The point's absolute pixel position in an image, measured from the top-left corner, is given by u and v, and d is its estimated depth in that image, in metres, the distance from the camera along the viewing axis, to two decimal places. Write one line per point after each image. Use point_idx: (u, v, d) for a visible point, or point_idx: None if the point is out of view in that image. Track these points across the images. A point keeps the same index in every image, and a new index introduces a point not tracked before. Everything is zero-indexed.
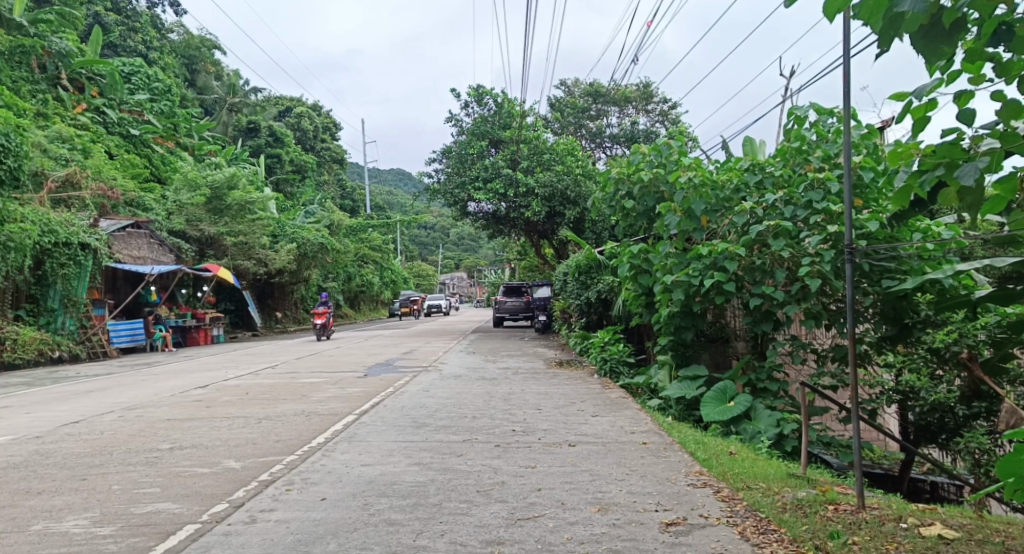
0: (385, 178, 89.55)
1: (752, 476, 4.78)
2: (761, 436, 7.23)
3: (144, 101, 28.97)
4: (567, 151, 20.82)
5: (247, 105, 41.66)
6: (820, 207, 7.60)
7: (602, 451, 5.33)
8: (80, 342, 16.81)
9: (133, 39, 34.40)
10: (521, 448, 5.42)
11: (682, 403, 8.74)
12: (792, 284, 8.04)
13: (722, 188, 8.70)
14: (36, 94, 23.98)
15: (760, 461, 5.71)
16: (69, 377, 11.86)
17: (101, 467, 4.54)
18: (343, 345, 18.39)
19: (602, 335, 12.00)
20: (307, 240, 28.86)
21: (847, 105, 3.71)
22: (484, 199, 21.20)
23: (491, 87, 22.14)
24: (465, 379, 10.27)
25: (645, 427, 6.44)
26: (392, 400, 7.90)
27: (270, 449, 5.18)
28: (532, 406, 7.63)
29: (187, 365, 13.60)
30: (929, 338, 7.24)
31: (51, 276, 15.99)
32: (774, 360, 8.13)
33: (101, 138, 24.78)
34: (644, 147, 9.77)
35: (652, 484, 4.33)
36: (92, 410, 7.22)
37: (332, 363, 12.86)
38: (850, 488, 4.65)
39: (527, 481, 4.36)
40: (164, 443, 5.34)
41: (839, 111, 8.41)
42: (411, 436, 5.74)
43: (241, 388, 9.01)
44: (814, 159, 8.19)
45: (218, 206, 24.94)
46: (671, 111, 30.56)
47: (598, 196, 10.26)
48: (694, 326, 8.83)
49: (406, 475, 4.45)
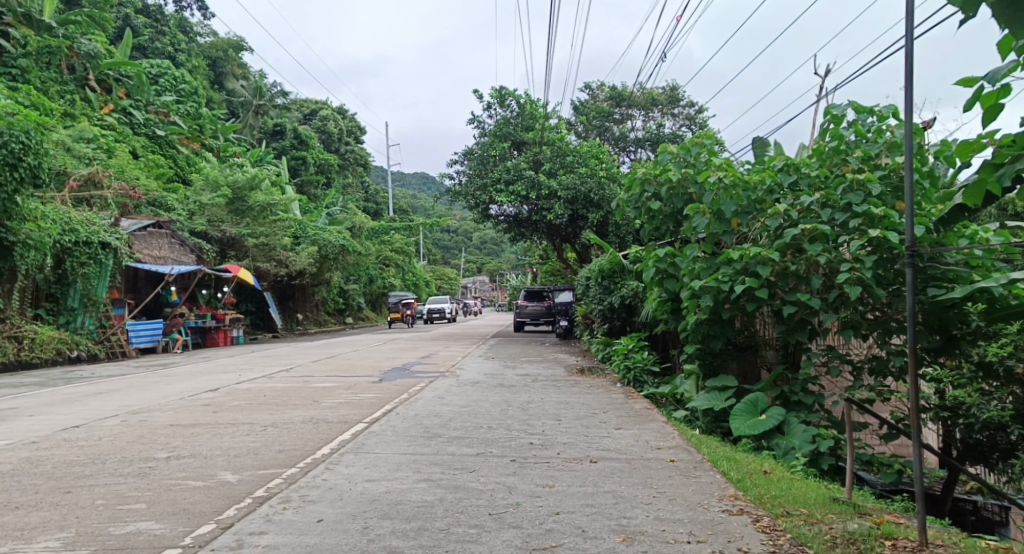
0: (408, 182, 89.88)
1: (791, 501, 4.36)
2: (796, 452, 6.76)
3: (170, 103, 29.23)
4: (591, 154, 20.57)
5: (273, 108, 42.07)
6: (862, 209, 7.09)
7: (626, 469, 4.93)
8: (99, 342, 16.87)
9: (161, 42, 34.84)
10: (539, 464, 5.03)
11: (709, 416, 8.26)
12: (827, 291, 7.60)
13: (754, 190, 8.24)
14: (65, 95, 24.35)
15: (797, 482, 5.27)
16: (84, 378, 11.78)
17: (91, 478, 4.28)
18: (361, 349, 18.20)
19: (626, 342, 11.61)
20: (327, 242, 28.73)
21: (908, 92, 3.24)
22: (506, 202, 20.86)
23: (514, 89, 21.88)
24: (482, 386, 9.93)
25: (672, 443, 6.02)
26: (406, 407, 7.58)
27: (272, 460, 4.88)
28: (551, 417, 7.24)
29: (203, 366, 13.49)
30: (979, 351, 6.66)
31: (71, 275, 16.09)
32: (808, 372, 7.65)
33: (126, 138, 24.98)
34: (671, 147, 9.31)
35: (682, 510, 3.92)
36: (96, 414, 7.02)
37: (349, 367, 12.60)
38: (903, 517, 4.21)
39: (545, 504, 3.98)
40: (162, 451, 5.08)
41: (879, 109, 7.93)
42: (422, 449, 5.40)
43: (252, 392, 8.79)
44: (852, 160, 7.73)
45: (239, 207, 25.04)
46: (698, 114, 29.97)
47: (622, 198, 9.87)
48: (723, 334, 8.38)
49: (414, 494, 4.10)
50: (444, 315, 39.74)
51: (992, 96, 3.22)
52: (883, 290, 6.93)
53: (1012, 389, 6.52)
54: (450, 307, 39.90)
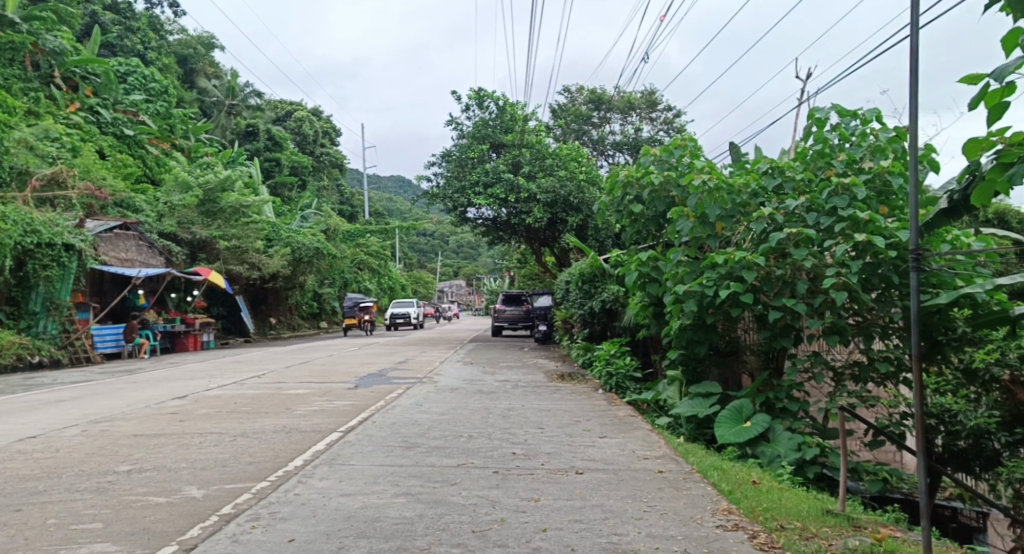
0: (385, 184, 89.12)
1: (784, 514, 4.22)
2: (781, 460, 6.66)
3: (139, 102, 28.50)
4: (570, 158, 20.50)
5: (247, 108, 41.31)
6: (847, 213, 7.02)
7: (614, 481, 4.75)
8: (62, 347, 16.23)
9: (131, 40, 33.97)
10: (523, 476, 4.82)
11: (693, 422, 8.14)
12: (812, 297, 7.58)
13: (738, 193, 8.15)
14: (29, 93, 23.58)
15: (787, 492, 5.15)
16: (44, 384, 11.26)
17: (43, 494, 3.96)
18: (336, 353, 17.83)
19: (607, 347, 11.46)
20: (301, 244, 28.23)
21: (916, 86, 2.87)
22: (485, 204, 20.63)
23: (493, 91, 21.68)
24: (461, 392, 9.71)
25: (659, 452, 5.87)
26: (383, 415, 7.31)
27: (240, 473, 4.59)
28: (533, 425, 7.04)
29: (172, 372, 13.02)
30: (965, 356, 6.64)
31: (33, 278, 15.44)
32: (793, 378, 7.57)
33: (93, 137, 24.24)
34: (654, 149, 9.20)
35: (675, 525, 3.76)
36: (54, 423, 6.65)
37: (324, 373, 12.26)
38: (899, 531, 4.15)
39: (530, 519, 3.78)
40: (123, 464, 4.76)
41: (862, 112, 7.92)
42: (400, 460, 5.15)
43: (222, 400, 8.43)
44: (837, 163, 7.70)
45: (210, 209, 24.21)
46: (676, 119, 30.12)
47: (604, 200, 9.72)
48: (707, 339, 8.26)
49: (392, 510, 3.86)
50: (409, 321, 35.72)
51: (995, 95, 3.12)
52: (869, 296, 6.89)
53: (998, 396, 6.47)
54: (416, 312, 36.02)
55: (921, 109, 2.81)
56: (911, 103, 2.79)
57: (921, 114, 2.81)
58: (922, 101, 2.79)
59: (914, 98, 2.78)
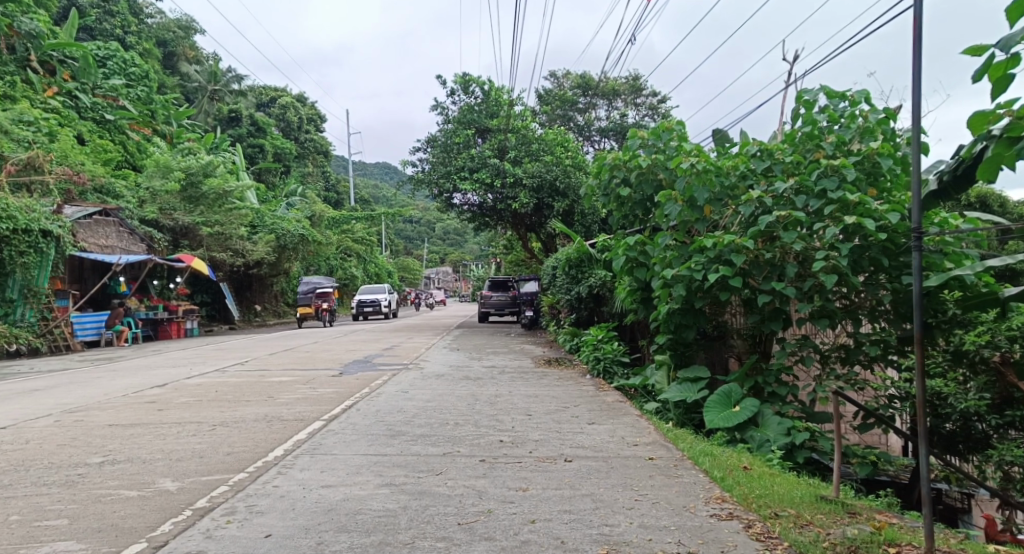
0: (371, 172, 88.31)
1: (778, 501, 4.14)
2: (771, 445, 6.61)
3: (118, 86, 27.85)
4: (556, 142, 20.27)
5: (228, 93, 40.51)
6: (836, 195, 6.91)
7: (604, 469, 4.64)
8: (40, 336, 15.86)
9: (110, 23, 33.10)
10: (510, 465, 4.69)
11: (681, 407, 8.07)
12: (801, 280, 7.51)
13: (727, 176, 8.05)
14: (4, 76, 22.83)
15: (779, 478, 5.08)
16: (21, 374, 10.95)
17: (8, 489, 3.75)
18: (322, 341, 17.59)
19: (595, 332, 11.36)
20: (286, 231, 27.87)
21: (920, 69, 2.79)
22: (470, 190, 20.38)
23: (478, 75, 21.37)
24: (448, 379, 9.58)
25: (648, 438, 5.77)
26: (367, 403, 7.13)
27: (217, 464, 4.41)
28: (521, 411, 6.92)
29: (152, 361, 12.70)
30: (956, 339, 6.60)
31: (9, 265, 14.95)
32: (782, 363, 7.50)
33: (71, 122, 23.64)
34: (642, 132, 9.04)
35: (668, 515, 3.65)
36: (26, 413, 6.40)
37: (308, 360, 12.05)
38: (894, 517, 4.11)
39: (518, 510, 3.66)
40: (95, 456, 4.56)
41: (851, 93, 7.80)
42: (384, 449, 5.00)
43: (204, 388, 8.23)
44: (826, 145, 7.60)
45: (193, 195, 23.86)
46: (661, 104, 29.98)
47: (591, 184, 9.57)
48: (695, 324, 8.17)
49: (375, 501, 3.73)
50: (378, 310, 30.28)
51: (999, 68, 3.02)
52: (859, 278, 6.80)
53: (988, 379, 6.44)
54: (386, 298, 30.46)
55: (923, 82, 2.79)
56: (911, 78, 2.79)
57: (923, 87, 2.81)
58: (922, 75, 2.77)
59: (917, 72, 2.77)
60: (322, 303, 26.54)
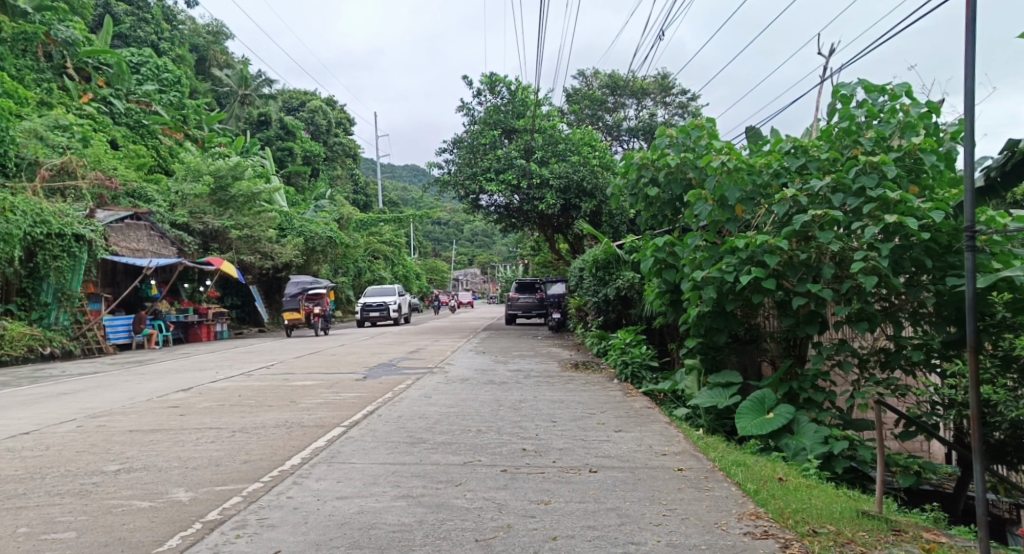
0: (399, 174, 88.89)
1: (816, 516, 3.90)
2: (807, 453, 6.31)
3: (152, 92, 28.43)
4: (583, 142, 20.03)
5: (259, 98, 41.12)
6: (876, 193, 6.57)
7: (631, 481, 4.43)
8: (74, 338, 16.18)
9: (144, 30, 33.90)
10: (532, 476, 4.51)
11: (712, 413, 7.80)
12: (838, 282, 7.21)
13: (759, 174, 7.76)
14: (41, 84, 23.54)
15: (817, 491, 4.80)
16: (53, 376, 11.16)
17: (21, 498, 3.71)
18: (348, 343, 17.62)
19: (623, 336, 11.13)
20: (314, 234, 28.37)
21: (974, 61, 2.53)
22: (497, 191, 20.24)
23: (505, 75, 21.24)
24: (472, 383, 9.44)
25: (678, 448, 5.54)
26: (388, 409, 7.01)
27: (233, 473, 4.33)
28: (545, 418, 6.73)
29: (180, 364, 12.83)
30: (1006, 343, 6.19)
31: (43, 269, 15.41)
32: (818, 368, 7.19)
33: (105, 128, 24.23)
34: (670, 129, 8.78)
35: (697, 532, 3.44)
36: (51, 417, 6.44)
37: (333, 363, 12.01)
38: (943, 536, 3.81)
39: (539, 526, 3.48)
40: (112, 464, 4.51)
41: (891, 87, 7.45)
42: (403, 458, 4.88)
43: (228, 392, 8.22)
44: (864, 141, 7.26)
45: (222, 198, 24.23)
46: (691, 103, 29.51)
47: (618, 183, 9.34)
48: (727, 327, 7.89)
49: (390, 515, 3.59)
50: (386, 314, 27.81)
51: None
52: (900, 280, 6.45)
53: None
54: (396, 301, 28.03)
55: (975, 71, 2.52)
56: (966, 65, 2.51)
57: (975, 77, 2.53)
58: (976, 63, 2.50)
59: (971, 55, 2.49)
60: (313, 307, 22.80)
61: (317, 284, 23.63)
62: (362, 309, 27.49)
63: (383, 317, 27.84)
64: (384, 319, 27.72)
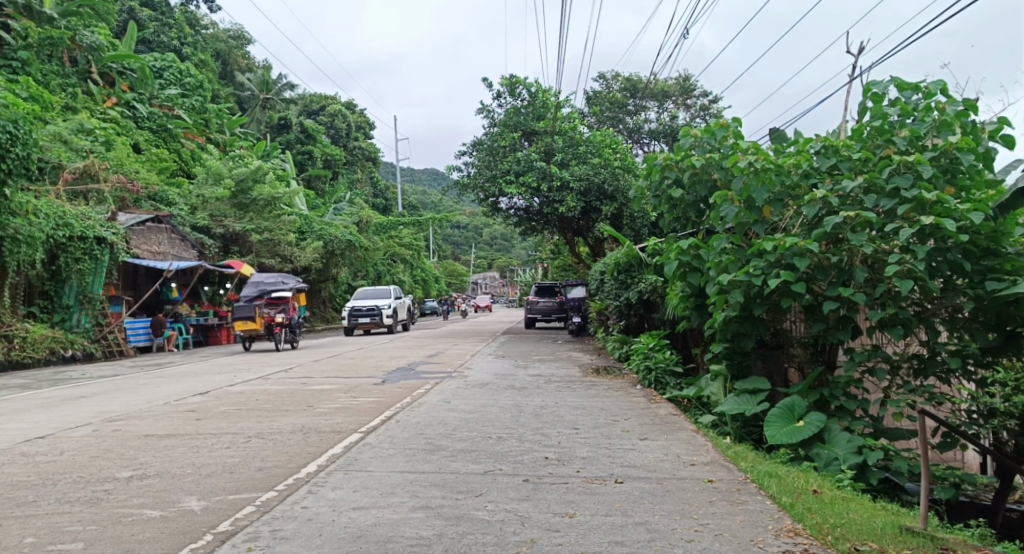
0: (418, 178, 89.33)
1: (856, 532, 3.67)
2: (839, 463, 6.05)
3: (174, 96, 28.80)
4: (604, 144, 19.80)
5: (280, 102, 41.49)
6: (910, 194, 6.28)
7: (659, 492, 4.24)
8: (95, 341, 16.38)
9: (167, 36, 34.40)
10: (555, 486, 4.33)
11: (739, 421, 7.55)
12: (872, 286, 6.93)
13: (788, 174, 7.46)
14: (66, 88, 23.90)
15: (854, 504, 4.56)
16: (73, 379, 11.20)
17: (31, 505, 3.63)
18: (367, 347, 17.57)
19: (646, 340, 10.91)
20: (333, 237, 28.40)
21: None
22: (516, 194, 20.03)
23: (525, 77, 21.13)
24: (491, 388, 9.28)
25: (706, 457, 5.33)
26: (407, 415, 6.88)
27: (248, 481, 4.21)
28: (568, 425, 6.54)
29: (199, 366, 12.82)
30: None
31: (65, 271, 15.59)
32: (851, 374, 6.90)
33: (128, 132, 24.55)
34: (695, 129, 8.54)
35: (732, 550, 3.23)
36: (68, 421, 6.41)
37: (351, 367, 11.92)
38: None
39: (565, 541, 3.30)
40: (126, 470, 4.43)
41: (925, 84, 7.14)
42: (421, 466, 4.73)
43: (245, 396, 8.16)
44: (898, 141, 6.97)
45: (243, 201, 24.41)
46: (713, 105, 29.17)
47: (641, 185, 9.12)
48: (754, 332, 7.64)
49: (408, 527, 3.43)
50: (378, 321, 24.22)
51: None
52: (937, 284, 6.18)
53: None
54: (389, 306, 24.38)
55: None
56: None
57: None
58: None
59: None
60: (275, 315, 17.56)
61: (284, 284, 18.58)
62: (351, 315, 23.99)
63: (376, 323, 24.10)
64: (376, 327, 24.04)
